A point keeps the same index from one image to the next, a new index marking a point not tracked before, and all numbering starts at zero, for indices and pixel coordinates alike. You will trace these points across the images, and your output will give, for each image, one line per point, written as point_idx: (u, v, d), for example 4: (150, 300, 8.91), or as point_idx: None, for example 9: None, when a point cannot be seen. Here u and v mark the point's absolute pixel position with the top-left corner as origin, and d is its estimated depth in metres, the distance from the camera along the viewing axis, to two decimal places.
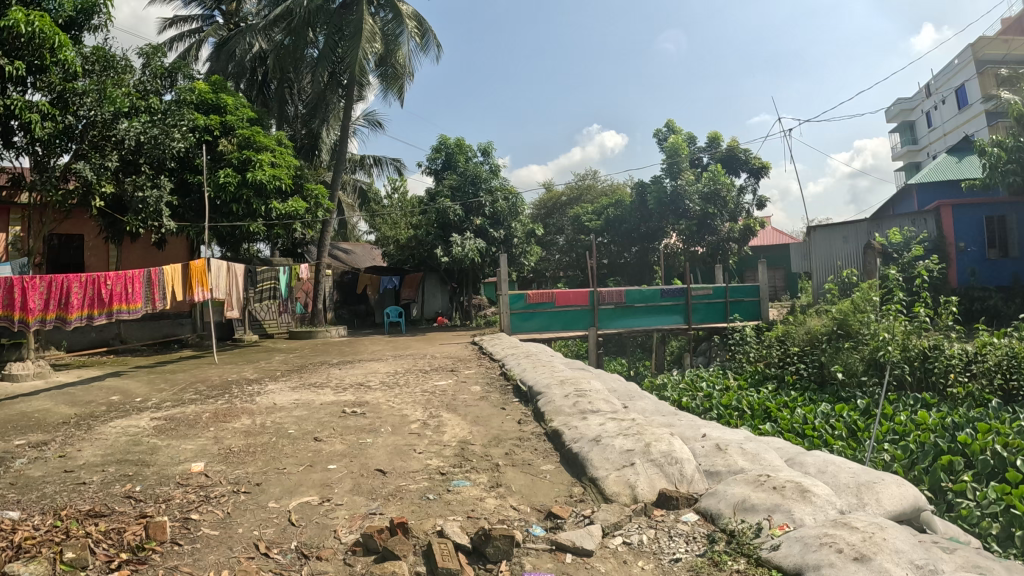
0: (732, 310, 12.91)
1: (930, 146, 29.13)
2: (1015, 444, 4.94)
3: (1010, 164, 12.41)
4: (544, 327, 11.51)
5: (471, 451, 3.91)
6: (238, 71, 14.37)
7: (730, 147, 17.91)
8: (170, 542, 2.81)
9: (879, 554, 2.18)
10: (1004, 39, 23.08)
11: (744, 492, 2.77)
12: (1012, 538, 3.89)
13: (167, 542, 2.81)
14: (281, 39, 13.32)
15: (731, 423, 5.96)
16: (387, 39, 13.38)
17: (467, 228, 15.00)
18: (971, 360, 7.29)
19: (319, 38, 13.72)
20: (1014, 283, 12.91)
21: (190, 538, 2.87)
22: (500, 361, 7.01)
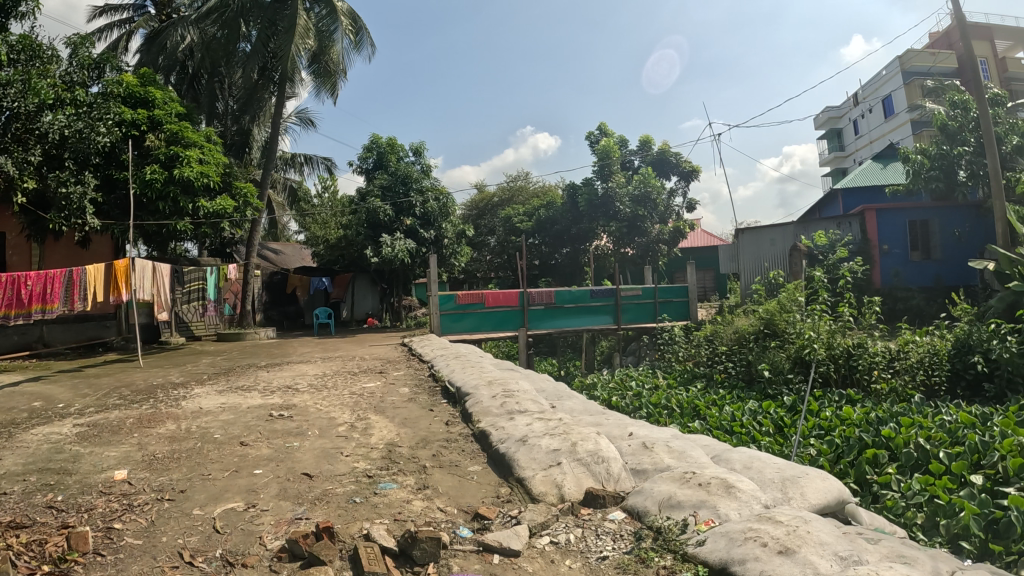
0: (661, 310, 13.07)
1: (856, 153, 30.07)
2: (936, 438, 5.11)
3: (933, 171, 12.99)
4: (475, 328, 11.46)
5: (399, 453, 3.86)
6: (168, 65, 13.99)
7: (661, 150, 18.14)
8: (93, 553, 2.70)
9: (802, 547, 2.22)
10: (929, 52, 23.96)
11: (670, 489, 2.78)
12: (936, 527, 4.03)
13: (90, 553, 2.69)
14: (213, 32, 13.06)
15: (659, 421, 6.01)
16: (321, 36, 13.20)
17: (397, 228, 14.86)
18: (894, 357, 7.62)
19: (252, 33, 13.48)
20: (936, 284, 13.33)
21: (113, 548, 2.75)
22: (429, 362, 6.96)
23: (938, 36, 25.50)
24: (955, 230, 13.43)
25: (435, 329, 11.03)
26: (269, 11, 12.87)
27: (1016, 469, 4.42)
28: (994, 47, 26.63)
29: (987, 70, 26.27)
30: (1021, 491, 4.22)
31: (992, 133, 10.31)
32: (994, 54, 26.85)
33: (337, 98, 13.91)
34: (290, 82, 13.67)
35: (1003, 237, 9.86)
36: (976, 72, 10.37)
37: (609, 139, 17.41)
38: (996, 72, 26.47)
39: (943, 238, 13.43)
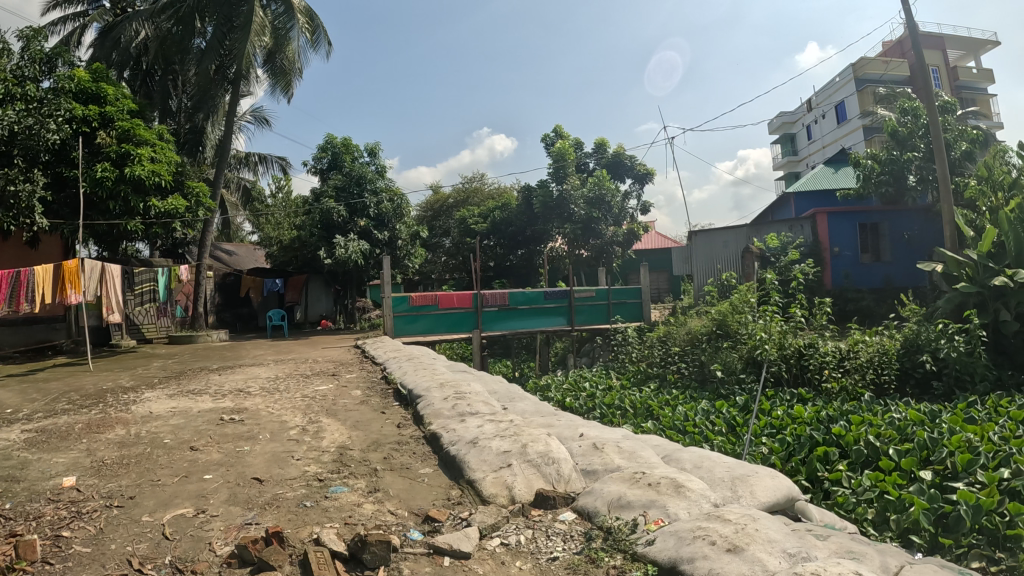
0: (615, 311, 13.15)
1: (809, 158, 30.56)
2: (886, 435, 5.19)
3: (883, 175, 13.50)
4: (429, 330, 11.39)
5: (350, 456, 3.82)
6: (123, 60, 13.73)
7: (616, 153, 18.25)
8: (41, 562, 2.62)
9: (751, 545, 2.24)
10: (881, 60, 24.45)
11: (620, 490, 2.78)
12: (887, 521, 4.13)
13: (38, 561, 2.62)
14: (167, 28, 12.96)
15: (612, 422, 6.04)
16: (277, 33, 13.05)
17: (351, 229, 14.74)
18: (844, 356, 7.73)
19: (208, 29, 13.36)
20: (885, 285, 13.57)
21: (61, 556, 2.68)
22: (381, 364, 6.91)
23: (891, 44, 25.99)
24: (905, 233, 13.69)
25: (390, 331, 10.94)
26: (226, 7, 12.81)
27: (963, 465, 4.54)
28: (945, 56, 27.22)
29: (938, 78, 26.84)
30: (968, 486, 4.34)
31: (942, 140, 10.53)
32: (944, 63, 27.46)
33: (292, 97, 13.79)
34: (245, 80, 13.55)
35: (950, 240, 10.08)
36: (927, 80, 10.58)
37: (564, 142, 17.47)
38: (947, 80, 27.06)
39: (893, 241, 13.67)
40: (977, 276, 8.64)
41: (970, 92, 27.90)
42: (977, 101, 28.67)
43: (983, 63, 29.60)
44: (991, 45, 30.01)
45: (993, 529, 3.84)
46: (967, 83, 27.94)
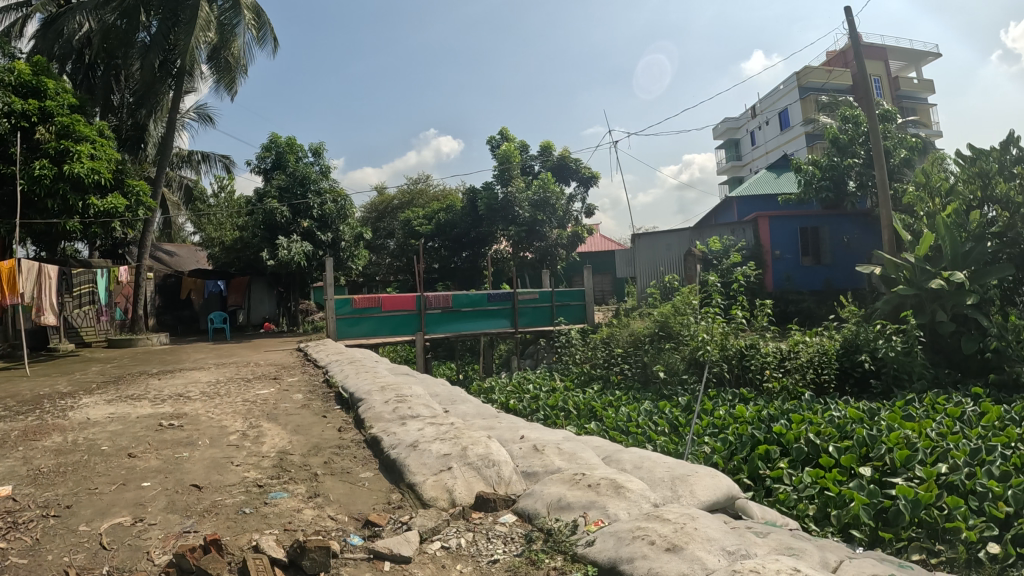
0: (558, 313, 13.21)
1: (753, 162, 31.08)
2: (825, 433, 5.29)
3: (823, 181, 13.80)
4: (372, 332, 11.29)
5: (290, 461, 3.77)
6: (65, 53, 13.40)
7: (561, 156, 18.36)
8: None
9: (690, 544, 2.26)
10: (824, 69, 25.00)
11: (560, 491, 2.80)
12: (827, 517, 4.22)
13: None
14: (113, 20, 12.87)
15: (556, 423, 6.07)
16: (223, 29, 12.85)
17: (293, 230, 14.56)
18: (785, 357, 7.88)
19: (153, 23, 13.15)
20: (826, 287, 13.86)
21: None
22: (324, 367, 6.84)
23: (835, 54, 26.57)
24: (844, 237, 14.02)
25: (332, 334, 10.82)
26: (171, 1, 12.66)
27: (901, 461, 4.65)
28: (886, 67, 27.93)
29: (880, 88, 27.51)
30: (906, 481, 4.46)
31: (881, 147, 10.81)
32: (886, 74, 28.17)
33: (236, 95, 13.59)
34: (189, 76, 13.32)
35: (888, 244, 10.33)
36: (868, 88, 10.87)
37: (509, 144, 17.52)
38: (888, 90, 27.76)
39: (833, 245, 13.98)
40: (914, 278, 8.86)
41: (911, 103, 28.68)
42: (916, 110, 29.50)
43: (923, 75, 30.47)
44: (932, 57, 30.93)
45: (932, 523, 3.96)
46: (907, 93, 28.72)
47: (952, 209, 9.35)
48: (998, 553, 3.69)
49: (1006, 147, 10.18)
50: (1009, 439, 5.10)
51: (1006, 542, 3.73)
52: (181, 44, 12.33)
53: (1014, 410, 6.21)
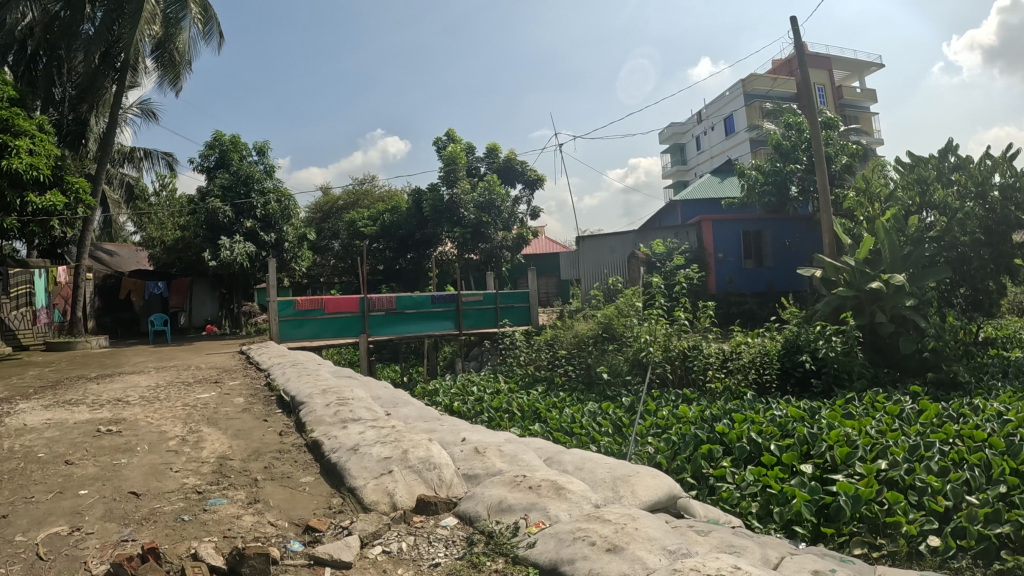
0: (502, 315, 13.22)
1: (698, 167, 31.53)
2: (767, 432, 5.38)
3: (767, 186, 13.94)
4: (315, 335, 11.18)
5: (230, 467, 3.72)
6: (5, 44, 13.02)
7: (507, 158, 18.42)
8: None
9: (631, 544, 2.29)
10: (769, 76, 25.46)
11: (501, 494, 2.82)
12: (770, 514, 4.30)
13: None
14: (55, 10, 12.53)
15: (500, 425, 6.08)
16: (168, 22, 12.63)
17: (236, 230, 14.33)
18: (727, 358, 8.02)
19: (98, 15, 12.84)
20: (767, 289, 14.11)
21: None
22: (266, 370, 6.76)
23: (780, 62, 27.08)
24: (786, 241, 14.35)
25: (275, 336, 10.69)
26: None
27: (842, 458, 4.76)
28: (830, 76, 28.54)
29: (824, 97, 28.14)
30: (847, 477, 4.56)
31: (823, 153, 11.02)
32: (830, 82, 28.79)
33: (180, 91, 13.36)
34: (133, 70, 13.04)
35: (829, 247, 10.51)
36: (811, 96, 11.09)
37: (455, 145, 17.53)
38: (831, 98, 28.39)
39: (774, 247, 14.30)
40: (854, 281, 9.05)
41: (853, 111, 29.36)
42: (859, 119, 30.23)
43: (866, 84, 31.22)
44: (875, 67, 31.71)
45: (872, 517, 4.07)
46: (850, 102, 29.40)
47: (892, 214, 9.61)
48: (937, 545, 3.80)
49: (944, 154, 10.54)
50: (946, 435, 5.24)
51: (945, 534, 3.85)
52: (125, 37, 12.09)
53: (951, 407, 6.38)
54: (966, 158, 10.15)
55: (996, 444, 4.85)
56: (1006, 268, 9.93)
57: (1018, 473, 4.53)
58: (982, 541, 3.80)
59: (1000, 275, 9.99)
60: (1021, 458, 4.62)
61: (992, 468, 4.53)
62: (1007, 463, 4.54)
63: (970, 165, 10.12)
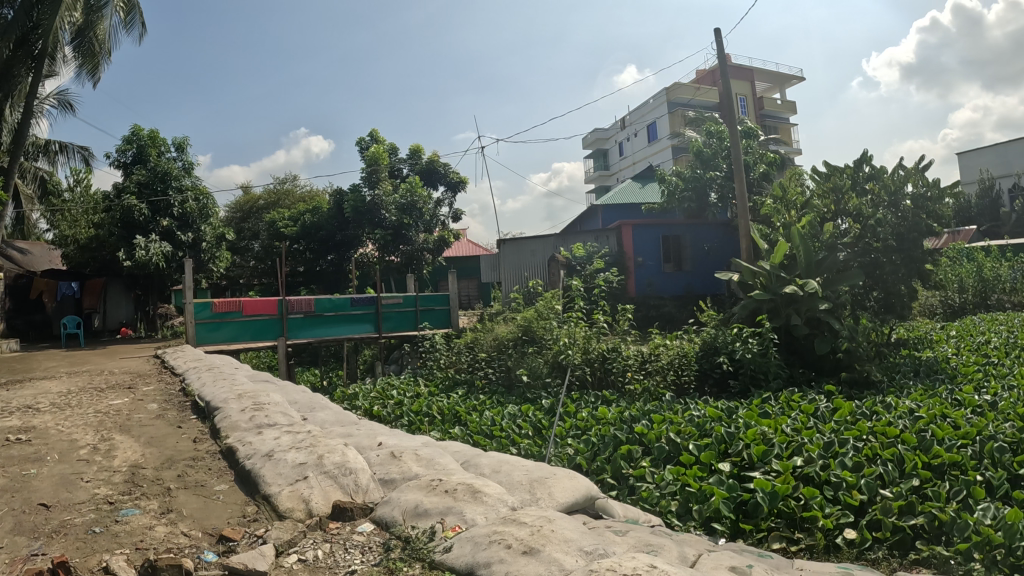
0: (422, 318, 13.16)
1: (620, 172, 31.99)
2: (685, 432, 5.51)
3: (686, 192, 14.67)
4: (233, 338, 10.95)
5: (143, 476, 3.63)
6: None
7: (430, 160, 18.38)
8: None
9: (546, 546, 2.32)
10: (692, 85, 26.04)
11: (417, 498, 2.83)
12: (689, 511, 4.41)
13: None
14: None
15: (420, 429, 6.08)
16: (89, 9, 12.21)
17: (153, 229, 13.92)
18: (646, 360, 8.20)
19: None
20: (686, 293, 14.40)
21: None
22: (181, 375, 6.60)
23: (703, 73, 27.69)
24: (705, 245, 14.66)
25: (192, 340, 10.41)
26: None
27: (759, 456, 4.90)
28: (752, 87, 29.28)
29: (745, 107, 28.88)
30: (764, 474, 4.70)
31: (741, 161, 11.30)
32: (752, 93, 29.54)
33: (99, 82, 12.92)
34: (50, 58, 12.56)
35: (746, 252, 10.76)
36: (733, 107, 11.40)
37: (377, 145, 17.43)
38: (752, 109, 29.14)
39: (694, 252, 14.55)
40: (769, 284, 9.31)
41: (773, 122, 30.23)
42: (778, 129, 31.13)
43: (786, 96, 32.16)
44: (795, 80, 32.71)
45: (790, 513, 4.22)
46: (771, 113, 30.27)
47: (808, 220, 9.91)
48: (854, 538, 3.96)
49: (858, 164, 10.95)
50: (861, 432, 5.43)
51: (860, 527, 4.01)
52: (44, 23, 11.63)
53: (863, 406, 6.60)
54: (880, 168, 10.61)
55: (908, 439, 5.05)
56: (917, 272, 10.40)
57: (929, 467, 4.73)
58: (897, 533, 3.99)
59: (911, 279, 10.47)
60: (931, 453, 4.83)
61: (905, 462, 4.71)
62: (918, 457, 4.73)
63: (884, 175, 10.57)
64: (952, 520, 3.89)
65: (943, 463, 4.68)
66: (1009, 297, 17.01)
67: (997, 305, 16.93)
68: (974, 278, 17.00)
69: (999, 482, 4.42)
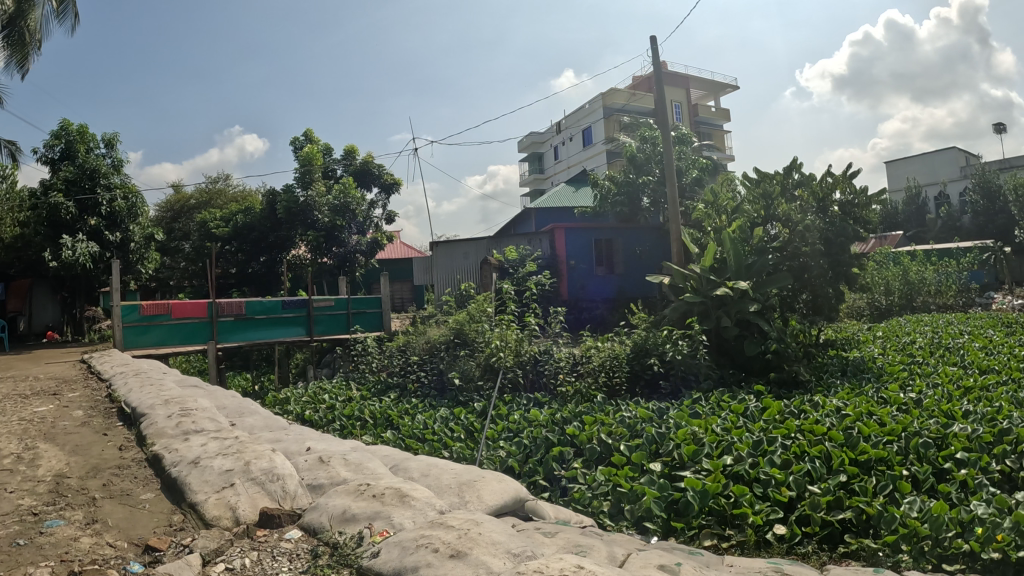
0: (354, 321, 13.11)
1: (555, 176, 32.29)
2: (617, 432, 5.63)
3: (619, 197, 14.88)
4: (161, 342, 10.74)
5: (67, 485, 3.58)
6: None
7: (364, 161, 18.31)
8: None
9: (473, 549, 2.38)
10: (627, 91, 26.46)
11: (345, 503, 2.87)
12: (620, 512, 4.54)
13: None
14: None
15: (353, 433, 6.11)
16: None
17: (80, 228, 13.56)
18: (577, 362, 8.36)
19: None
20: (617, 295, 14.63)
21: None
22: (107, 380, 6.48)
23: (639, 79, 28.13)
24: (636, 248, 14.92)
25: (119, 344, 10.18)
26: None
27: (689, 455, 5.03)
28: (686, 94, 29.86)
29: (680, 113, 29.43)
30: (694, 473, 4.84)
31: (674, 167, 11.51)
32: (687, 100, 30.12)
33: (28, 73, 12.45)
34: None
35: (676, 256, 10.99)
36: (667, 113, 11.62)
37: (311, 145, 17.32)
38: (686, 115, 29.68)
39: (625, 255, 14.80)
40: (700, 287, 9.56)
41: (706, 128, 30.87)
42: (711, 135, 31.80)
43: (719, 104, 32.88)
44: (729, 89, 33.46)
45: (720, 510, 4.34)
46: (704, 119, 30.91)
47: (738, 225, 10.19)
48: (784, 533, 4.11)
49: (788, 171, 11.28)
50: (789, 430, 5.60)
51: (790, 523, 4.17)
52: None
53: (791, 405, 6.81)
54: (809, 175, 11.00)
55: (834, 436, 5.23)
56: (843, 275, 10.88)
57: (856, 462, 4.91)
58: (825, 527, 4.16)
59: (838, 282, 10.83)
60: (858, 449, 5.02)
61: (833, 459, 4.88)
62: (845, 454, 4.91)
63: (812, 182, 10.93)
64: (880, 514, 4.08)
65: (870, 458, 4.86)
66: (933, 299, 17.68)
67: (921, 307, 17.59)
68: (900, 280, 17.63)
69: (924, 477, 4.64)
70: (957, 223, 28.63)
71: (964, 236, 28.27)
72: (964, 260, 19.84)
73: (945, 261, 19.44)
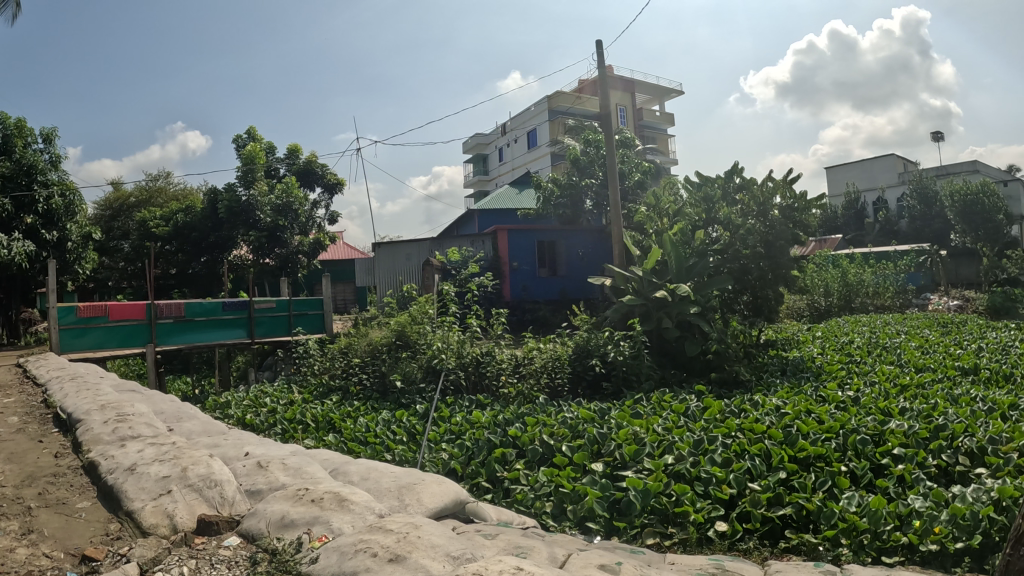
0: (296, 323, 13.04)
1: (500, 178, 32.38)
2: (559, 433, 5.73)
3: (562, 198, 15.01)
4: (99, 345, 10.51)
5: (0, 494, 3.54)
6: None
7: (308, 161, 18.17)
8: None
9: (412, 553, 2.44)
10: (572, 95, 26.70)
11: (283, 509, 2.90)
12: (563, 512, 4.64)
13: None
14: None
15: (294, 437, 6.11)
16: None
17: (14, 227, 13.10)
18: (519, 363, 8.45)
19: None
20: (561, 296, 14.87)
21: None
22: (42, 385, 6.37)
23: (584, 83, 28.37)
24: (579, 251, 15.19)
25: (55, 347, 9.94)
26: None
27: (630, 455, 5.15)
28: (631, 98, 30.23)
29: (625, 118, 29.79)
30: (636, 473, 4.96)
31: (617, 171, 11.68)
32: (632, 104, 30.49)
33: None
34: None
35: (618, 258, 11.18)
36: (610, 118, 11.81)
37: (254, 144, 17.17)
38: (630, 119, 30.05)
39: (568, 257, 15.06)
40: (642, 290, 9.73)
41: (650, 132, 31.29)
42: (655, 139, 32.23)
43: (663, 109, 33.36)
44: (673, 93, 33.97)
45: (662, 508, 4.45)
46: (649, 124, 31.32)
47: (679, 228, 10.39)
48: (726, 530, 4.24)
49: (729, 175, 11.53)
50: (730, 429, 5.77)
51: (731, 520, 4.31)
52: None
53: (731, 404, 7.00)
54: (750, 180, 11.21)
55: (774, 434, 5.39)
56: (783, 278, 11.06)
57: (796, 460, 5.09)
58: (766, 523, 4.31)
59: (777, 284, 11.11)
60: (797, 446, 5.20)
61: (772, 456, 5.05)
62: (785, 451, 5.07)
63: (753, 186, 11.16)
64: (819, 509, 4.24)
65: (809, 455, 5.04)
66: (871, 300, 18.18)
67: (860, 308, 18.05)
68: (839, 282, 18.10)
69: (862, 472, 4.83)
70: (895, 227, 29.58)
71: (901, 240, 29.20)
72: (901, 263, 20.46)
73: (882, 263, 20.04)
